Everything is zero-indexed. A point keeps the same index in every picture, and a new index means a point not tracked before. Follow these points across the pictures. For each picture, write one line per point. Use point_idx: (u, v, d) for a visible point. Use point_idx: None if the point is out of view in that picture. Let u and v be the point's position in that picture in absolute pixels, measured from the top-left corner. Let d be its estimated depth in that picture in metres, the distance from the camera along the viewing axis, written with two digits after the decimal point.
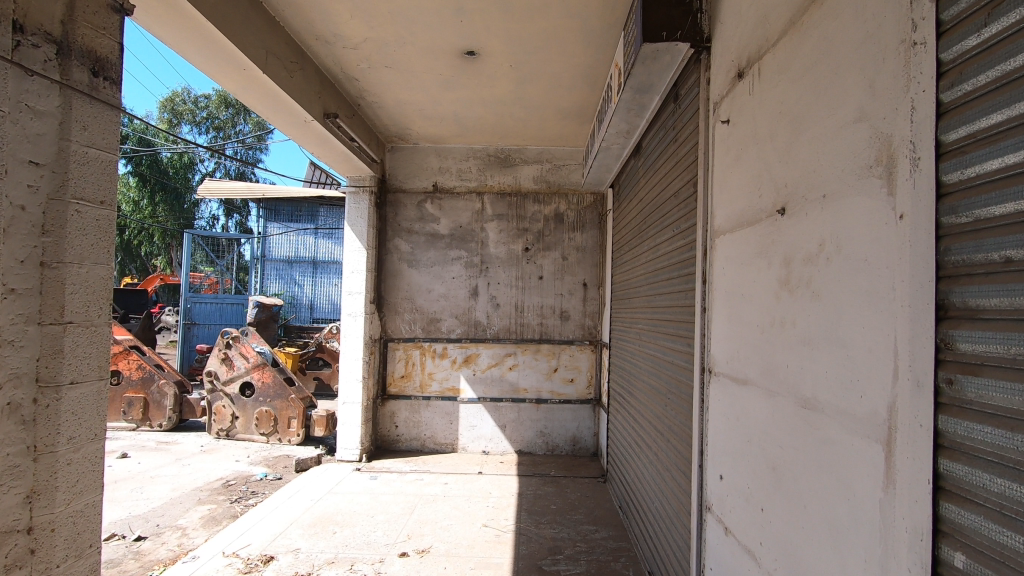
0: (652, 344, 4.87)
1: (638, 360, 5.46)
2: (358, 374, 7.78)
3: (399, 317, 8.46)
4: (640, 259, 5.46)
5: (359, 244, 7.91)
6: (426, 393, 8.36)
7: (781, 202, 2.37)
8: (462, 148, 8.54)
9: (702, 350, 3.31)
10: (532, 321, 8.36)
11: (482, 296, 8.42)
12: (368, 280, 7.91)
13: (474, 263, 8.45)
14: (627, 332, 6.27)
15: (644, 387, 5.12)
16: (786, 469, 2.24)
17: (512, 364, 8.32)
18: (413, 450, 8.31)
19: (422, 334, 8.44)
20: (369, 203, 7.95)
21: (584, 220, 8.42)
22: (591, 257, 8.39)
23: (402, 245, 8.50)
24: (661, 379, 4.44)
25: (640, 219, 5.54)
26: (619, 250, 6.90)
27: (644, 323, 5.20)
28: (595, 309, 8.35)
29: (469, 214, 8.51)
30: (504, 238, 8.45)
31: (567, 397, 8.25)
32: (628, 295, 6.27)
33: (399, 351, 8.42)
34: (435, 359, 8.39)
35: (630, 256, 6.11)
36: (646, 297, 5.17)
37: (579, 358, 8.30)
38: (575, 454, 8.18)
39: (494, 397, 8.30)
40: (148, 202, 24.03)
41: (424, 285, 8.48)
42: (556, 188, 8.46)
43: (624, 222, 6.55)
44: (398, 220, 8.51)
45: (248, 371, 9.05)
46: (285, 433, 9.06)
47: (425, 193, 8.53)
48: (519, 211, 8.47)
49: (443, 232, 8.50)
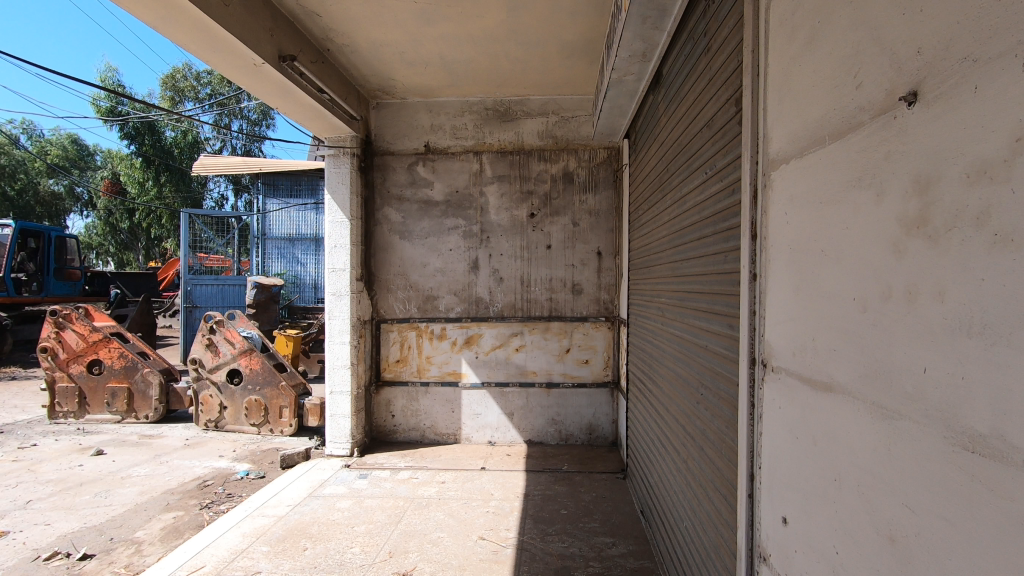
0: (677, 323, 3.89)
1: (661, 341, 4.49)
2: (346, 359, 6.98)
3: (391, 295, 7.60)
4: (662, 217, 4.44)
5: (341, 215, 7.01)
6: (424, 379, 7.53)
7: (903, 87, 1.37)
8: (456, 101, 7.51)
9: (750, 334, 2.34)
10: (540, 296, 7.41)
11: (483, 269, 7.49)
12: (353, 255, 7.03)
13: (473, 233, 7.50)
14: (647, 307, 5.28)
15: (668, 376, 4.16)
16: (923, 550, 1.28)
17: (518, 344, 7.42)
18: (412, 442, 7.54)
19: (418, 313, 7.58)
20: (350, 167, 7.01)
21: (597, 180, 7.37)
22: (606, 222, 7.36)
23: (392, 215, 7.59)
24: (690, 369, 3.47)
25: (661, 168, 4.49)
26: (636, 211, 5.88)
27: (668, 297, 4.22)
28: (611, 281, 7.35)
29: (465, 176, 7.52)
30: (506, 203, 7.47)
31: (581, 380, 7.34)
32: (648, 263, 5.25)
33: (393, 333, 7.59)
34: (433, 341, 7.54)
35: (650, 218, 5.09)
36: (669, 263, 4.17)
37: (594, 337, 7.35)
38: (591, 444, 7.30)
39: (499, 382, 7.43)
40: (154, 183, 23.33)
41: (419, 258, 7.57)
42: (564, 143, 7.40)
43: (642, 176, 5.50)
44: (387, 186, 7.59)
45: (234, 358, 8.35)
46: (276, 424, 8.39)
47: (416, 155, 7.56)
48: (523, 172, 7.46)
49: (437, 198, 7.55)
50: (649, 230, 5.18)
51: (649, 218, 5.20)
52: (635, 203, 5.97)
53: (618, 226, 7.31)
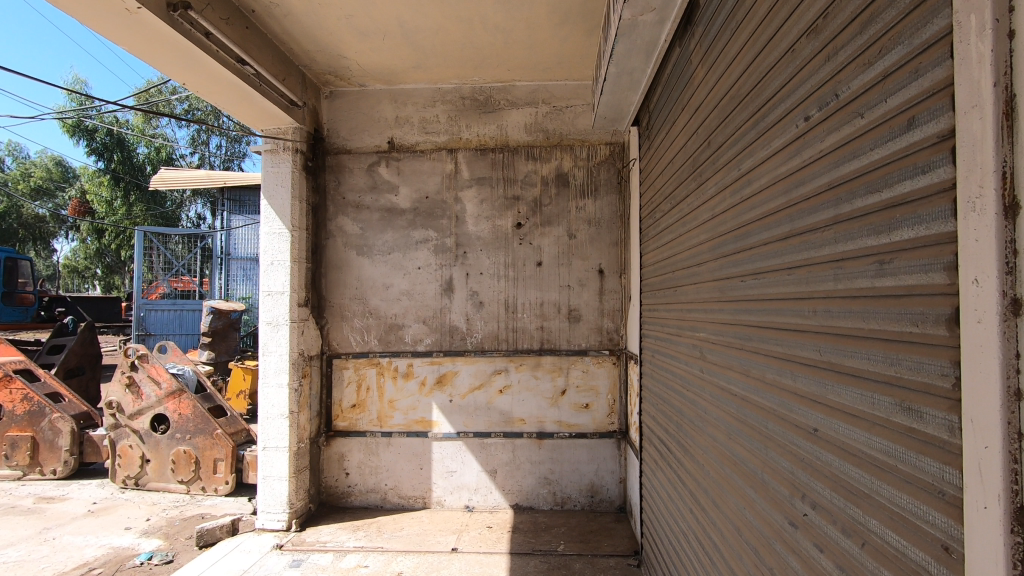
0: (732, 373, 2.51)
1: (698, 394, 3.12)
2: (284, 407, 5.53)
3: (346, 324, 6.18)
4: (697, 217, 3.09)
5: (280, 225, 5.63)
6: (386, 428, 6.09)
7: None
8: (426, 89, 6.22)
9: (1010, 450, 0.95)
10: (529, 325, 6.02)
11: (459, 292, 6.11)
12: (294, 274, 5.64)
13: (446, 247, 6.14)
14: (669, 343, 3.91)
15: (715, 451, 2.77)
16: None
17: (502, 385, 6.01)
18: (370, 507, 6.05)
19: (379, 346, 6.16)
20: (292, 166, 5.64)
21: (597, 182, 6.05)
22: (610, 233, 6.02)
23: (348, 226, 6.23)
24: (767, 457, 2.09)
25: (692, 149, 3.16)
26: (649, 219, 4.55)
27: (710, 330, 2.85)
28: (616, 306, 5.98)
29: (437, 179, 6.19)
30: (487, 211, 6.12)
31: (580, 429, 5.92)
32: (669, 282, 3.89)
33: (348, 372, 6.16)
34: (397, 380, 6.11)
35: (674, 223, 3.74)
36: (712, 280, 2.80)
37: (597, 376, 5.95)
38: (594, 510, 5.84)
39: (479, 432, 5.99)
40: (123, 202, 21.82)
41: (380, 279, 6.19)
42: (557, 139, 6.10)
43: (659, 170, 4.18)
44: (342, 192, 6.24)
45: (160, 400, 6.89)
46: (210, 482, 6.89)
47: (377, 154, 6.24)
48: (508, 173, 6.13)
49: (403, 206, 6.20)
50: (670, 239, 3.83)
51: (670, 224, 3.87)
52: (647, 209, 4.65)
53: (625, 239, 5.97)
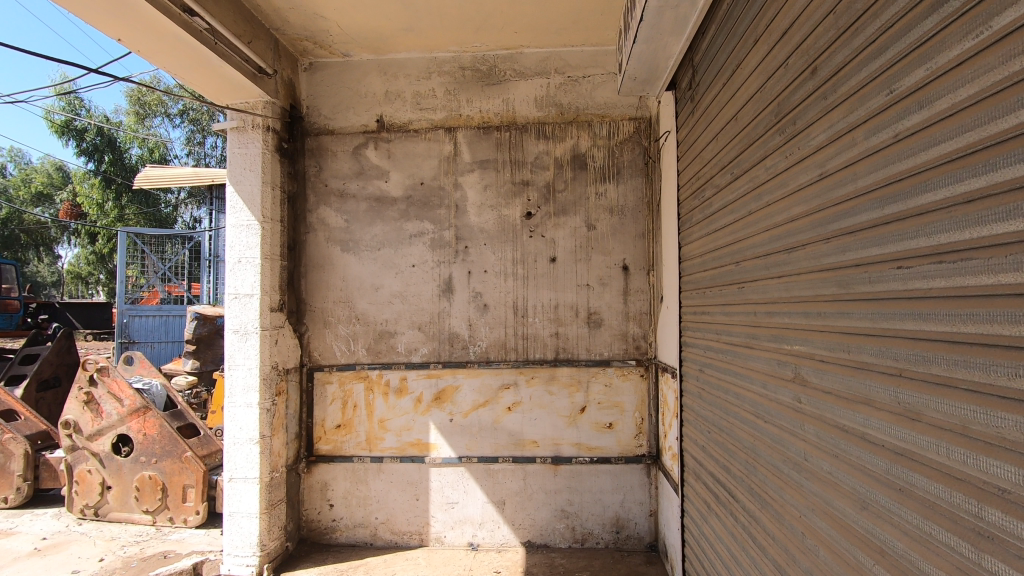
0: (871, 410, 1.63)
1: (786, 432, 2.21)
2: (253, 431, 4.68)
3: (329, 331, 5.34)
4: (779, 186, 2.24)
5: (248, 216, 4.78)
6: (376, 453, 5.24)
7: None
8: (420, 59, 5.39)
9: None
10: (541, 331, 5.17)
11: (460, 293, 5.26)
12: (265, 273, 4.79)
13: (444, 241, 5.30)
14: (723, 355, 3.04)
15: (830, 522, 1.88)
16: None
17: (511, 401, 5.15)
18: (358, 545, 5.19)
19: (367, 357, 5.31)
20: (262, 146, 4.80)
21: (619, 164, 5.19)
22: (635, 223, 5.16)
23: (331, 218, 5.39)
24: (991, 572, 1.19)
25: (773, 92, 2.30)
26: (691, 199, 3.70)
27: (814, 342, 1.97)
28: (643, 308, 5.10)
29: (434, 162, 5.34)
30: (492, 199, 5.27)
31: (603, 453, 5.05)
32: (721, 276, 3.04)
33: (331, 388, 5.32)
34: (389, 397, 5.26)
35: (731, 200, 2.89)
36: (816, 268, 1.94)
37: (622, 390, 5.08)
38: (619, 549, 4.97)
39: (484, 458, 5.13)
40: (114, 204, 20.95)
41: (368, 279, 5.35)
42: (573, 115, 5.25)
43: (707, 136, 3.32)
44: (323, 179, 5.40)
45: (122, 419, 6.07)
46: (179, 512, 6.06)
47: (364, 134, 5.40)
48: (515, 155, 5.28)
49: (394, 193, 5.36)
50: (725, 220, 2.98)
51: (724, 203, 3.01)
52: (687, 188, 3.80)
53: (654, 230, 5.11)
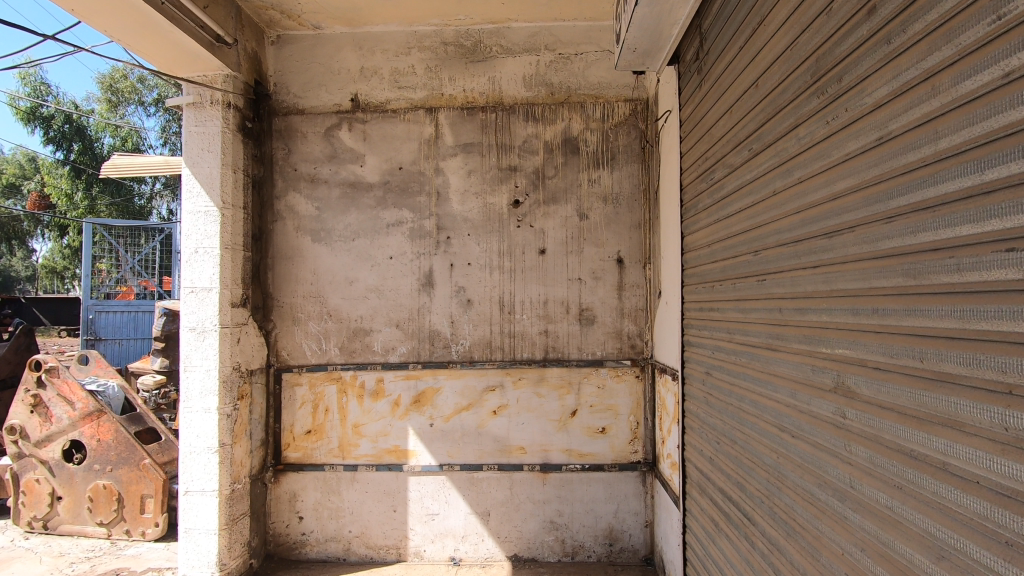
0: (957, 436, 1.27)
1: (824, 453, 1.85)
2: (212, 439, 4.24)
3: (298, 329, 4.90)
4: (816, 158, 1.89)
5: (206, 202, 4.30)
6: (350, 461, 4.83)
7: None
8: (399, 33, 4.95)
9: None
10: (529, 329, 4.78)
11: (441, 288, 4.86)
12: (225, 265, 4.34)
13: (425, 231, 4.89)
14: (735, 357, 2.68)
15: (886, 568, 1.53)
16: None
17: (496, 404, 4.77)
18: (329, 561, 4.79)
19: (340, 357, 4.89)
20: (222, 124, 4.33)
21: (614, 149, 4.82)
22: (631, 212, 4.79)
23: (301, 206, 4.95)
24: None
25: (809, 48, 1.94)
26: (696, 183, 3.34)
27: (866, 345, 1.61)
28: (639, 304, 4.75)
29: (413, 146, 4.92)
30: (476, 185, 4.87)
31: (595, 459, 4.70)
32: (734, 269, 2.70)
33: (301, 391, 4.89)
34: (363, 400, 4.85)
35: (749, 180, 2.53)
36: (871, 256, 1.58)
37: (616, 393, 4.72)
38: (612, 563, 4.62)
39: (467, 465, 4.74)
40: (85, 195, 20.12)
41: (341, 272, 4.92)
42: (564, 95, 4.86)
43: (717, 113, 2.96)
44: (293, 162, 4.95)
45: (74, 424, 5.59)
46: (136, 524, 5.59)
47: (337, 114, 4.96)
48: (502, 138, 4.88)
49: (369, 179, 4.93)
50: (740, 204, 2.63)
51: (740, 185, 2.65)
52: (692, 171, 3.44)
53: (650, 220, 4.75)
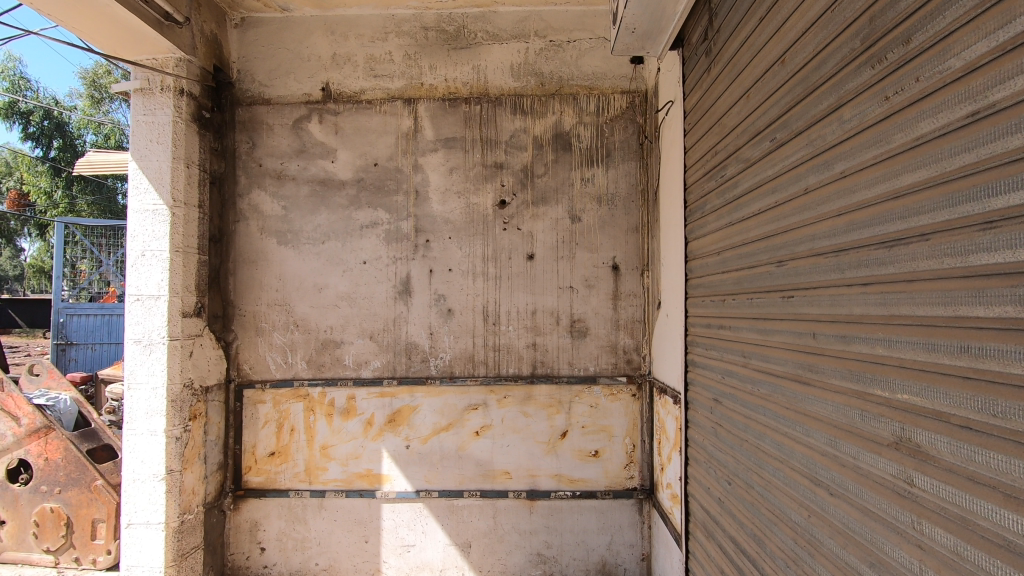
0: None
1: (882, 528, 1.44)
2: (158, 465, 3.78)
3: (261, 340, 4.46)
4: (867, 145, 1.50)
5: (154, 199, 3.85)
6: (318, 486, 4.38)
7: None
8: (375, 16, 4.53)
9: None
10: (516, 341, 4.36)
11: (419, 296, 4.43)
12: (175, 270, 3.89)
13: (402, 234, 4.45)
14: (752, 387, 2.27)
15: None
16: None
17: (479, 424, 4.34)
18: None
19: (308, 371, 4.44)
20: (173, 112, 3.89)
21: (609, 145, 4.40)
22: (628, 214, 4.38)
23: (266, 205, 4.51)
24: None
25: (859, 5, 1.54)
26: (702, 182, 2.92)
27: (950, 395, 1.20)
28: (636, 315, 4.33)
29: (390, 140, 4.49)
30: (458, 184, 4.44)
31: (587, 486, 4.27)
32: (751, 283, 2.27)
33: (264, 409, 4.43)
34: (332, 419, 4.41)
35: (768, 177, 2.12)
36: (963, 273, 1.17)
37: (610, 413, 4.30)
38: None
39: (446, 492, 4.31)
40: (66, 194, 19.54)
41: (310, 278, 4.48)
42: (555, 86, 4.44)
43: (728, 99, 2.55)
44: (257, 157, 4.51)
45: (18, 443, 5.09)
46: (87, 551, 5.11)
47: (307, 105, 4.52)
48: (487, 132, 4.46)
49: (341, 176, 4.49)
50: (758, 205, 2.21)
51: (756, 183, 2.25)
52: (697, 169, 3.03)
53: (649, 224, 4.34)
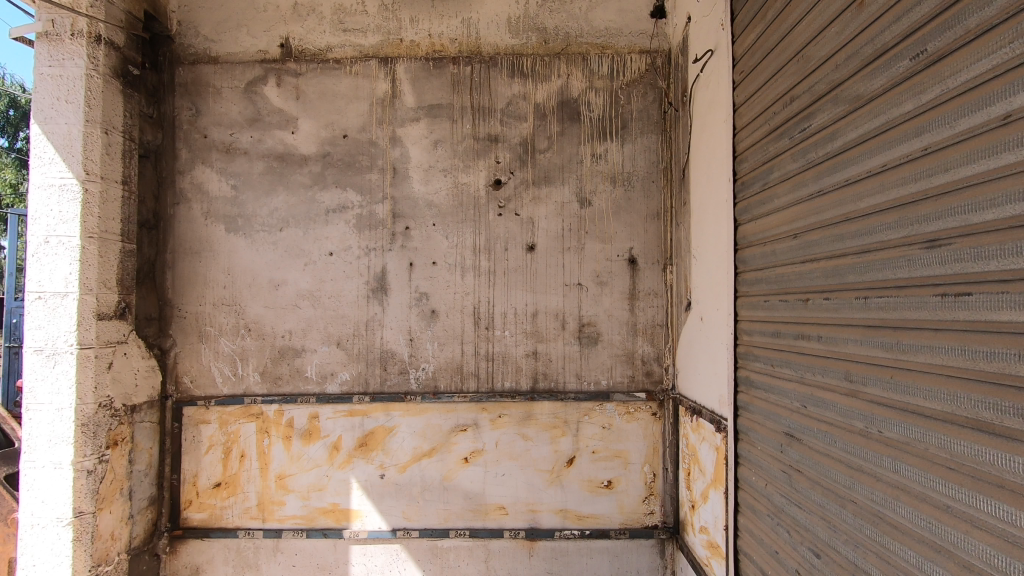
0: None
1: None
2: (64, 507, 3.01)
3: (205, 348, 3.68)
4: None
5: (61, 171, 3.08)
6: (273, 525, 3.62)
7: None
8: None
9: None
10: (513, 349, 3.63)
11: (397, 295, 3.68)
12: (88, 262, 3.11)
13: (376, 220, 3.70)
14: (869, 427, 1.56)
15: None
16: None
17: (468, 449, 3.61)
18: None
19: (261, 385, 3.67)
20: (86, 64, 3.12)
21: (625, 114, 3.69)
22: (647, 197, 3.66)
23: (211, 184, 3.73)
24: None
25: None
26: (764, 144, 2.23)
27: None
28: (656, 318, 3.62)
29: (362, 107, 3.74)
30: (444, 160, 3.70)
31: (598, 523, 3.56)
32: (866, 275, 1.58)
33: (208, 431, 3.66)
34: (291, 442, 3.65)
35: (904, 114, 1.44)
36: None
37: (626, 436, 3.58)
38: None
39: (428, 531, 3.57)
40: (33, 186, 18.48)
41: (265, 272, 3.71)
42: (561, 44, 3.72)
43: (810, 23, 1.87)
44: (202, 127, 3.73)
45: None
46: None
47: (262, 64, 3.76)
48: (479, 99, 3.72)
49: (304, 150, 3.73)
50: (880, 161, 1.52)
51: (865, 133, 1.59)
52: (755, 128, 2.33)
53: (672, 209, 3.63)
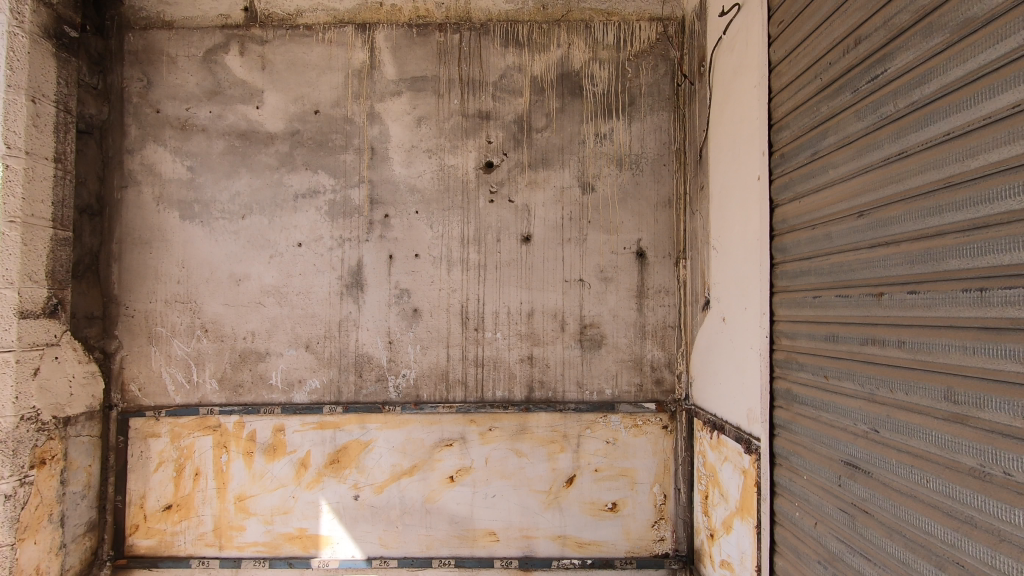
0: None
1: None
2: None
3: (156, 351, 3.24)
4: None
5: None
6: (231, 553, 3.18)
7: None
8: None
9: None
10: (505, 354, 3.21)
11: (375, 291, 3.25)
12: (8, 251, 2.68)
13: (351, 207, 3.27)
14: (986, 466, 1.20)
15: None
16: None
17: (454, 467, 3.18)
18: None
19: (219, 394, 3.23)
20: (9, 20, 2.68)
21: (633, 89, 3.28)
22: (657, 183, 3.25)
23: (164, 164, 3.29)
24: None
25: None
26: (811, 105, 1.83)
27: None
28: (668, 319, 3.21)
29: (336, 79, 3.31)
30: (429, 139, 3.28)
31: (601, 551, 3.14)
32: (978, 260, 1.25)
33: (157, 446, 3.21)
34: (252, 459, 3.20)
35: None
36: None
37: (632, 452, 3.16)
38: None
39: (408, 560, 3.15)
40: None
41: (224, 265, 3.27)
42: (561, 10, 3.30)
43: None
44: (154, 100, 3.30)
45: None
46: None
47: (223, 30, 3.33)
48: (468, 71, 3.30)
49: (270, 127, 3.30)
50: (1006, 104, 1.19)
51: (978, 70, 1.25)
52: (796, 87, 1.93)
53: (686, 196, 3.22)
